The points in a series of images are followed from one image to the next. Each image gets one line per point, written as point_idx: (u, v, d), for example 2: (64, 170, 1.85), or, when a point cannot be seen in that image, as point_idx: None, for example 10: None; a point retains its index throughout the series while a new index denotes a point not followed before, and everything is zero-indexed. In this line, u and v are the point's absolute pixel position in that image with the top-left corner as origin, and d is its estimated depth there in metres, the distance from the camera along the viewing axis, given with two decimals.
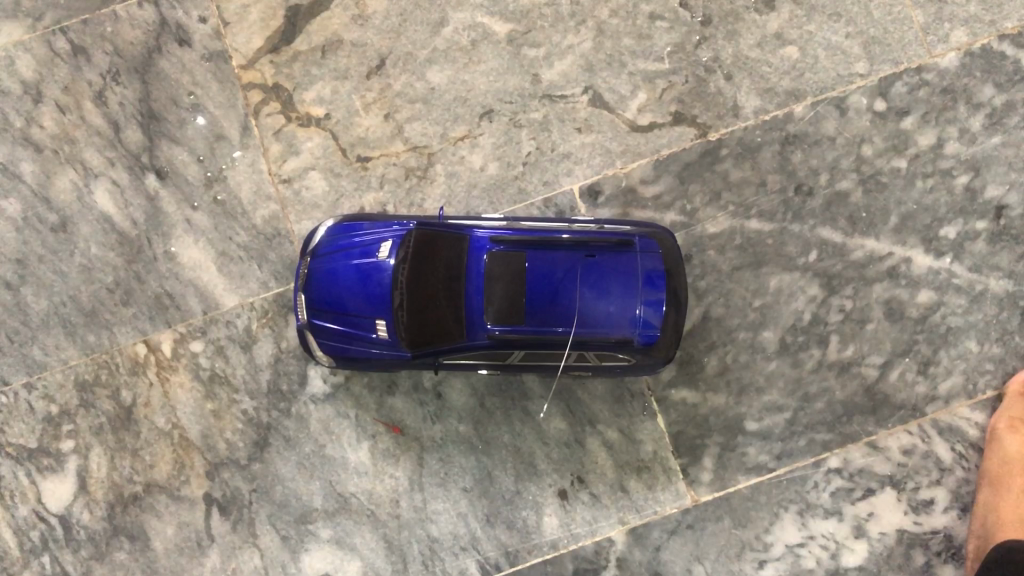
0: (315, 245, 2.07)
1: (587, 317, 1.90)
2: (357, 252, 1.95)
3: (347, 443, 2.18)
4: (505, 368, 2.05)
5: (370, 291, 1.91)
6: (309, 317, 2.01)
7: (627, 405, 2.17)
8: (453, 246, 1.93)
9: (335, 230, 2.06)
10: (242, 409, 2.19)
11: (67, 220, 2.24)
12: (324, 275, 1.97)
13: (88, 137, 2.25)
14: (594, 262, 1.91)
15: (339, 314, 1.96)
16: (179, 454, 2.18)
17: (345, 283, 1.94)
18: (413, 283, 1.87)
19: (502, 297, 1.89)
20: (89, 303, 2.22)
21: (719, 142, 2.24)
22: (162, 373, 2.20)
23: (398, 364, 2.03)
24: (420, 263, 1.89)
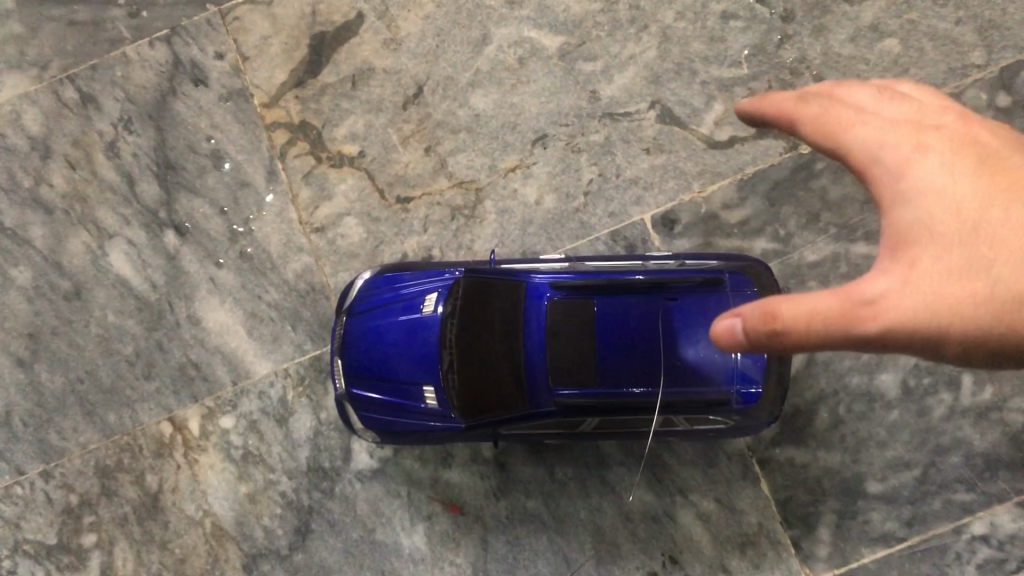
0: (352, 301, 1.80)
1: (673, 373, 1.60)
2: (399, 307, 1.68)
3: (400, 527, 1.90)
4: (576, 436, 1.74)
5: (417, 351, 1.63)
6: (348, 386, 1.74)
7: (724, 469, 1.86)
8: (507, 295, 1.64)
9: (373, 284, 1.78)
10: (281, 491, 1.92)
11: (81, 287, 2.01)
12: (363, 337, 1.71)
13: (101, 194, 2.04)
14: (676, 307, 1.62)
15: (382, 381, 1.68)
16: (212, 546, 1.92)
17: (387, 345, 1.67)
18: (462, 340, 1.59)
19: (569, 354, 1.60)
20: (108, 377, 1.98)
21: (814, 155, 1.92)
22: (191, 454, 1.95)
23: (449, 436, 1.74)
24: (469, 316, 1.60)
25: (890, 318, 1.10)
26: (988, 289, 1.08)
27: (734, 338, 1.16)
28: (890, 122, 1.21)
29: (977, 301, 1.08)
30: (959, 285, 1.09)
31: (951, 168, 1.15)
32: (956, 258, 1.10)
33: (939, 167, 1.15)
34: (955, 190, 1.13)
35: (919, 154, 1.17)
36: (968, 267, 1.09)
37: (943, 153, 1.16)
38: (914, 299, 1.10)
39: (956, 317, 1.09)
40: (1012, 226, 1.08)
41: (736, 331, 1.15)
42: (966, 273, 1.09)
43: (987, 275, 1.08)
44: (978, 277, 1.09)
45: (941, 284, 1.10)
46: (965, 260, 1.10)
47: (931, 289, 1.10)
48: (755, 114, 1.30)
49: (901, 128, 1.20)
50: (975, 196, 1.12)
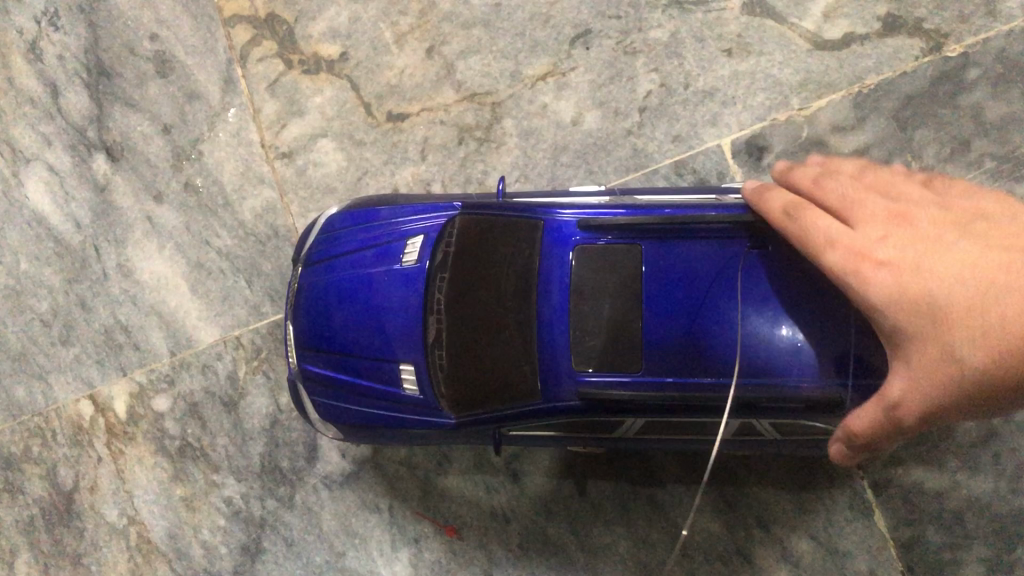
0: (310, 247, 1.30)
1: (758, 357, 1.05)
2: (370, 254, 1.19)
3: (377, 552, 1.42)
4: (613, 442, 1.23)
5: (392, 318, 1.14)
6: (300, 362, 1.25)
7: (823, 496, 1.34)
8: (519, 235, 1.14)
9: (336, 222, 1.28)
10: (225, 497, 1.46)
11: None
12: (321, 295, 1.22)
13: (17, 107, 1.59)
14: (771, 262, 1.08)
15: (345, 357, 1.19)
16: (137, 564, 1.47)
17: (351, 307, 1.18)
18: (453, 304, 1.11)
19: (607, 325, 1.09)
20: (17, 341, 1.54)
21: (966, 60, 1.37)
22: (115, 444, 1.50)
23: (435, 438, 1.25)
24: (462, 268, 1.13)
25: (911, 417, 0.88)
26: (961, 363, 0.82)
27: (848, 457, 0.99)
28: (847, 210, 0.96)
29: (963, 383, 0.83)
30: (940, 365, 0.84)
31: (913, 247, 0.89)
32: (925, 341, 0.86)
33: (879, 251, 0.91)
34: (915, 273, 0.87)
35: (879, 242, 0.91)
36: (937, 350, 0.85)
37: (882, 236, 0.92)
38: (918, 392, 0.87)
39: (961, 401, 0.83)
40: (952, 289, 0.84)
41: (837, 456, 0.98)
42: (937, 353, 0.84)
43: (952, 348, 0.83)
44: (948, 352, 0.84)
45: (930, 369, 0.85)
46: (932, 345, 0.85)
47: (927, 391, 0.86)
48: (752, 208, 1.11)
49: (846, 217, 0.96)
50: (934, 274, 0.85)
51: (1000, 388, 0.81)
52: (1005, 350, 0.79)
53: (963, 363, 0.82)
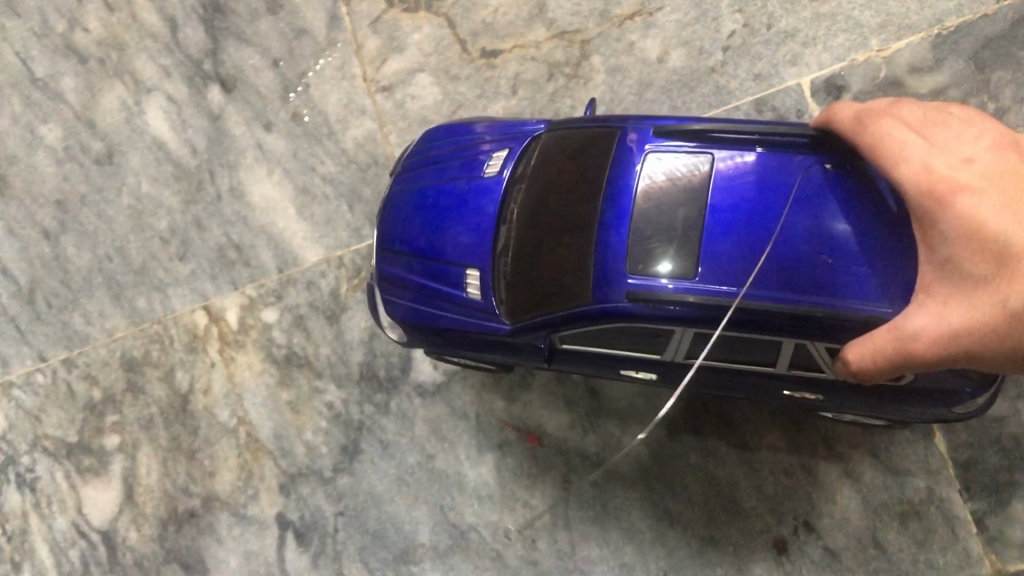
0: (405, 158, 1.44)
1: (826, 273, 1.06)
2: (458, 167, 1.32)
3: (465, 455, 1.55)
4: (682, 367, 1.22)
5: (465, 219, 1.27)
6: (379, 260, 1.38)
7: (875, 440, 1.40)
8: (595, 143, 1.21)
9: (431, 139, 1.41)
10: (327, 402, 1.60)
11: (114, 149, 1.72)
12: (409, 200, 1.35)
13: (139, 40, 1.73)
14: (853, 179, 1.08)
15: (421, 258, 1.31)
16: (246, 460, 1.62)
17: (434, 210, 1.30)
18: (520, 208, 1.23)
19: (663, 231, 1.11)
20: (139, 257, 1.69)
21: None
22: (227, 351, 1.64)
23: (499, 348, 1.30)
24: (536, 173, 1.24)
25: (930, 354, 0.95)
26: (1012, 312, 0.89)
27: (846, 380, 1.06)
28: (928, 128, 0.99)
29: (1001, 333, 0.90)
30: (985, 312, 0.91)
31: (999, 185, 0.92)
32: (980, 278, 0.91)
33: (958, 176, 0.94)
34: (996, 212, 0.91)
35: (964, 167, 0.94)
36: (988, 295, 0.91)
37: (966, 162, 0.94)
38: (950, 332, 0.93)
39: (989, 352, 0.92)
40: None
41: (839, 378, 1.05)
42: (990, 297, 0.91)
43: (1004, 296, 0.89)
44: (997, 302, 0.90)
45: (972, 313, 0.92)
46: (985, 287, 0.91)
47: (958, 331, 0.92)
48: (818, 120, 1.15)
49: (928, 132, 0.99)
50: (1019, 220, 0.89)
51: None
52: None
53: (1015, 316, 0.88)
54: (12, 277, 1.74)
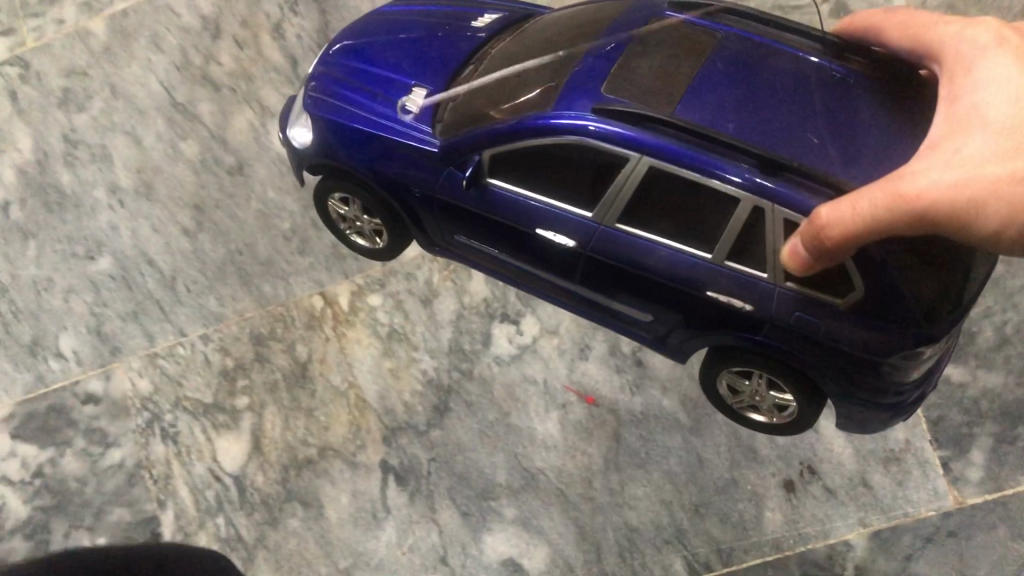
0: (393, 12, 1.93)
1: (755, 116, 1.38)
2: (498, 51, 1.72)
3: (534, 413, 1.92)
4: (608, 226, 1.55)
5: (440, 52, 1.76)
6: (339, 56, 1.82)
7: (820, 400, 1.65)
8: (602, 24, 1.61)
9: (420, 6, 1.92)
10: (423, 369, 1.98)
11: (244, 163, 2.14)
12: (388, 29, 1.85)
13: (266, 75, 2.19)
14: (819, 80, 1.42)
15: (386, 67, 1.76)
16: (355, 416, 1.96)
17: (411, 39, 1.80)
18: (504, 63, 1.67)
19: (649, 72, 1.45)
20: (266, 251, 2.09)
21: None
22: (340, 328, 2.02)
23: (455, 170, 1.63)
24: (549, 41, 1.64)
25: (936, 195, 1.18)
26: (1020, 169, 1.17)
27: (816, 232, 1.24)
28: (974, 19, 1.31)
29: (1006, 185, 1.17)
30: (995, 165, 1.18)
31: (1021, 69, 1.24)
32: (998, 139, 1.20)
33: (999, 61, 1.25)
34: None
35: (1007, 49, 1.26)
36: (1003, 153, 1.19)
37: (1005, 51, 1.26)
38: (960, 178, 1.18)
39: (987, 201, 1.17)
40: None
41: (818, 218, 1.23)
42: (1005, 153, 1.19)
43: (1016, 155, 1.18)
44: (1009, 160, 1.18)
45: (984, 164, 1.19)
46: (1000, 147, 1.19)
47: (970, 175, 1.18)
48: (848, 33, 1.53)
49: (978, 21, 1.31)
50: None
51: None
52: None
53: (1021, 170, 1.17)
54: (158, 268, 2.12)
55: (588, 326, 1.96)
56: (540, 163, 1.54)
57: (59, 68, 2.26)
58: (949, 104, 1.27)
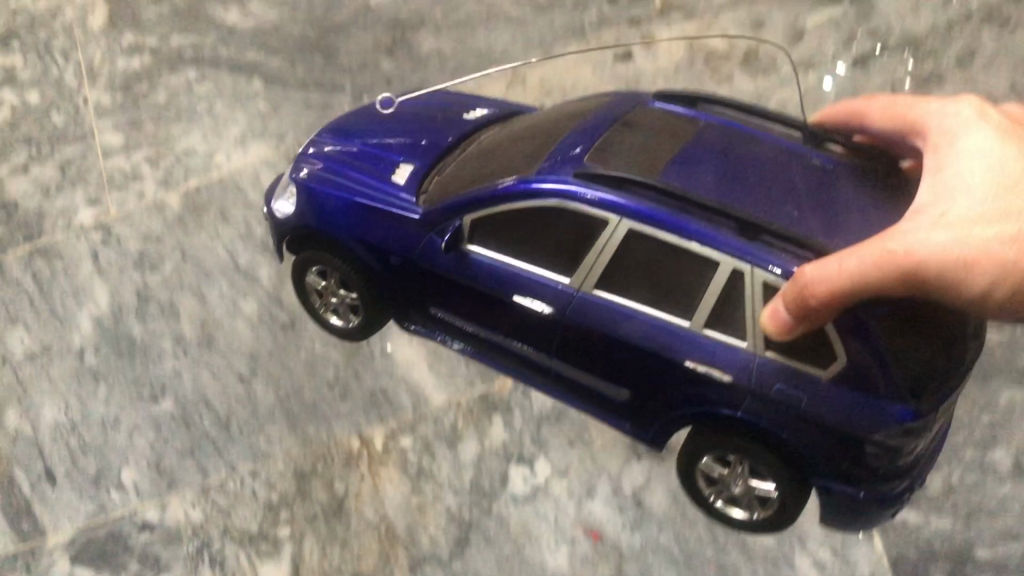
0: (390, 108, 2.39)
1: (723, 183, 1.72)
2: (494, 140, 2.11)
3: (546, 547, 2.14)
4: (586, 292, 1.84)
5: (426, 138, 2.20)
6: (332, 141, 2.25)
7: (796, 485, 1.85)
8: (581, 113, 2.01)
9: (413, 108, 2.38)
10: (447, 506, 2.22)
11: (296, 321, 2.48)
12: (376, 123, 2.30)
13: None
14: (759, 154, 1.80)
15: (376, 147, 2.18)
16: (385, 547, 2.17)
17: (399, 130, 2.24)
18: (496, 146, 2.07)
19: (626, 145, 1.83)
20: (311, 397, 2.38)
21: None
22: (374, 467, 2.29)
23: (435, 236, 1.99)
24: (545, 127, 2.02)
25: (920, 255, 1.48)
26: (988, 235, 1.49)
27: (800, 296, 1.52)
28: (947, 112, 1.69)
29: (979, 251, 1.48)
30: (967, 233, 1.49)
31: (988, 153, 1.58)
32: (971, 210, 1.51)
33: (969, 146, 1.60)
34: (992, 169, 1.55)
35: (977, 135, 1.62)
36: (975, 222, 1.50)
37: (973, 139, 1.61)
38: (942, 241, 1.49)
39: (964, 264, 1.48)
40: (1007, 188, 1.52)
41: (805, 276, 1.52)
42: (975, 223, 1.50)
43: (985, 223, 1.50)
44: (978, 227, 1.50)
45: (960, 230, 1.50)
46: (972, 216, 1.51)
47: (948, 239, 1.49)
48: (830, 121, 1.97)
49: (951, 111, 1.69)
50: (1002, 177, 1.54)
51: (996, 263, 1.48)
52: None
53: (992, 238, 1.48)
54: (213, 409, 2.39)
55: (593, 470, 2.24)
56: (531, 229, 1.87)
57: (138, 235, 2.62)
58: (932, 178, 1.60)
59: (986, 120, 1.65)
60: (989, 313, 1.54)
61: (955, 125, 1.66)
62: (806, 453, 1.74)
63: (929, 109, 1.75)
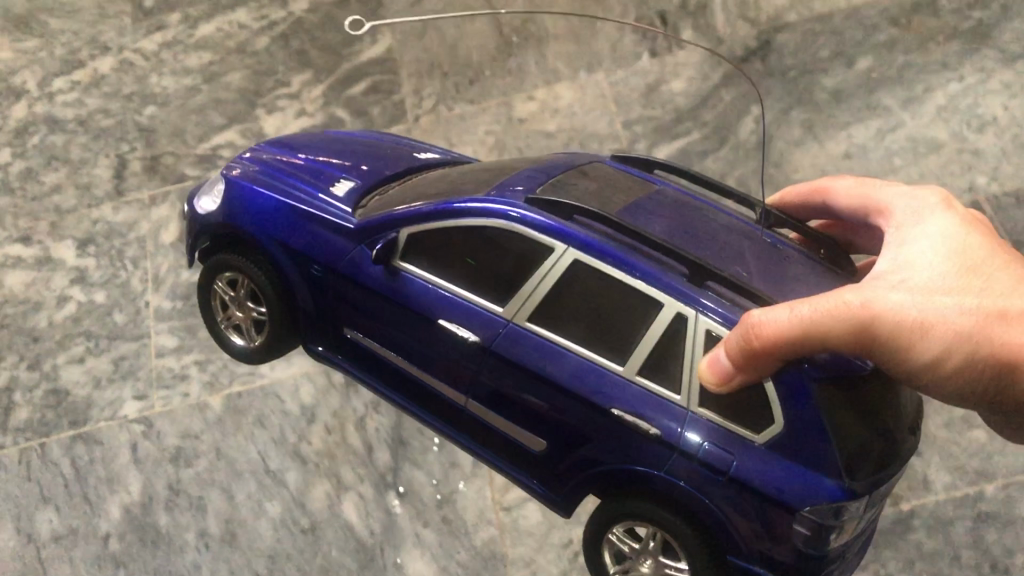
0: (324, 141, 2.83)
1: (670, 235, 2.07)
2: (434, 177, 2.51)
3: None
4: (519, 324, 2.12)
5: (360, 167, 2.62)
6: (263, 155, 2.66)
7: (713, 561, 2.07)
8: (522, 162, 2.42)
9: (350, 143, 2.82)
10: None
11: (316, 524, 2.62)
12: (309, 148, 2.72)
13: (346, 456, 2.75)
14: (687, 213, 2.20)
15: (314, 165, 2.58)
16: None
17: (331, 156, 2.66)
18: (430, 182, 2.46)
19: (575, 186, 2.21)
20: None
21: (911, 512, 2.59)
22: None
23: (366, 246, 2.31)
24: (491, 170, 2.41)
25: (876, 315, 1.69)
26: (943, 308, 1.68)
27: (758, 331, 1.74)
28: (912, 204, 1.97)
29: (931, 323, 1.68)
30: (923, 304, 1.69)
31: (949, 240, 1.80)
32: (928, 288, 1.71)
33: (932, 233, 1.84)
34: (953, 254, 1.77)
35: (939, 221, 1.87)
36: (931, 295, 1.70)
37: (935, 226, 1.86)
38: (896, 307, 1.68)
39: (916, 331, 1.68)
40: (965, 272, 1.73)
41: (760, 318, 1.74)
42: (931, 296, 1.70)
43: (942, 298, 1.69)
44: (934, 301, 1.69)
45: (917, 302, 1.69)
46: (929, 291, 1.71)
47: (905, 306, 1.69)
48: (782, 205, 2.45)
49: (914, 202, 1.97)
50: (960, 261, 1.75)
51: (946, 335, 1.67)
52: (990, 323, 1.65)
53: (945, 312, 1.67)
54: None
55: None
56: (469, 252, 2.19)
57: (178, 430, 2.82)
58: (894, 257, 1.84)
59: (947, 209, 1.91)
60: (942, 384, 1.73)
61: (922, 216, 1.92)
62: (726, 512, 1.97)
63: (897, 197, 2.04)
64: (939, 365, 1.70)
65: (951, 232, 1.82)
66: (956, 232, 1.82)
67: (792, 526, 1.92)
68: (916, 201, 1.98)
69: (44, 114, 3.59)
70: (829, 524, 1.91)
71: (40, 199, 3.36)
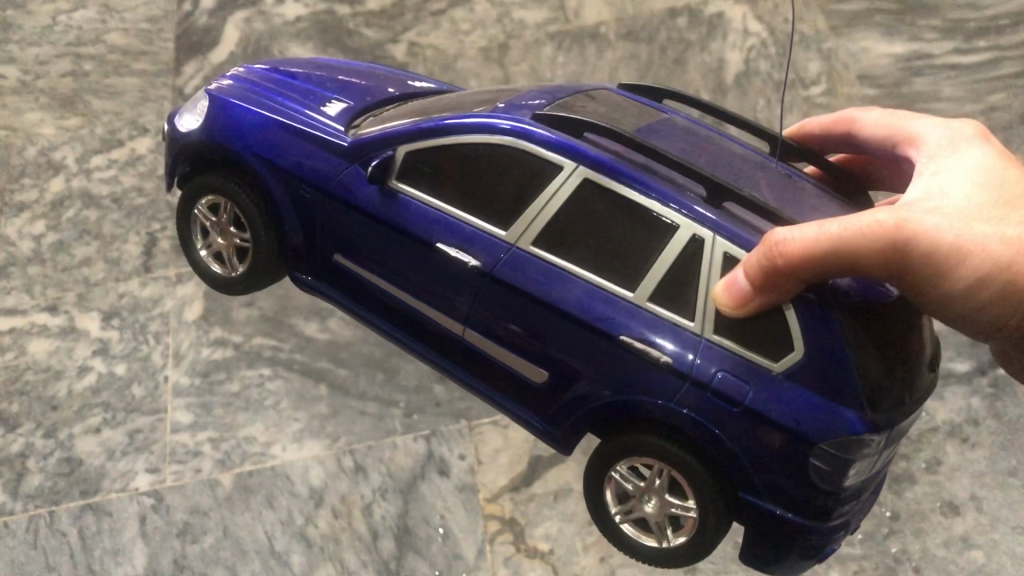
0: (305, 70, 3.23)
1: (678, 151, 2.41)
2: (423, 104, 2.90)
3: None
4: (522, 247, 2.47)
5: (341, 92, 3.03)
6: (245, 74, 3.08)
7: (723, 499, 2.39)
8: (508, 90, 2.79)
9: (331, 69, 3.26)
10: None
11: None
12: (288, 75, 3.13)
13: (351, 541, 2.78)
14: (687, 134, 2.54)
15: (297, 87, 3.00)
16: None
17: (312, 82, 3.07)
18: (417, 109, 2.85)
19: (580, 108, 2.55)
20: None
21: None
22: None
23: (360, 166, 2.70)
24: (484, 96, 2.79)
25: (913, 235, 2.03)
26: (974, 235, 2.03)
27: (788, 244, 2.05)
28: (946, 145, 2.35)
29: (965, 247, 2.02)
30: (957, 228, 2.04)
31: (979, 176, 2.16)
32: (961, 216, 2.06)
33: (962, 172, 2.20)
34: (986, 188, 2.12)
35: (969, 158, 2.24)
36: (965, 223, 2.05)
37: (965, 163, 2.22)
38: (933, 230, 2.03)
39: (950, 252, 2.02)
40: (995, 207, 2.09)
41: (785, 236, 2.05)
42: (964, 223, 2.04)
43: (973, 227, 2.04)
44: (967, 228, 2.04)
45: (951, 228, 2.03)
46: (962, 219, 2.05)
47: (941, 231, 2.03)
48: (804, 132, 2.89)
49: (948, 144, 2.35)
50: (993, 195, 2.11)
51: (977, 259, 2.02)
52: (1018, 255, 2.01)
53: (978, 238, 2.02)
54: None
55: None
56: (461, 171, 2.57)
57: (187, 505, 2.86)
58: (926, 189, 2.19)
59: (970, 147, 2.29)
60: (966, 301, 2.09)
61: (955, 154, 2.28)
62: (744, 446, 2.27)
63: (925, 131, 2.45)
64: (971, 289, 2.05)
65: (981, 170, 2.18)
66: (986, 169, 2.18)
67: (812, 462, 2.23)
68: (947, 144, 2.35)
69: (81, 190, 3.72)
70: (846, 463, 2.23)
71: (70, 270, 3.46)
